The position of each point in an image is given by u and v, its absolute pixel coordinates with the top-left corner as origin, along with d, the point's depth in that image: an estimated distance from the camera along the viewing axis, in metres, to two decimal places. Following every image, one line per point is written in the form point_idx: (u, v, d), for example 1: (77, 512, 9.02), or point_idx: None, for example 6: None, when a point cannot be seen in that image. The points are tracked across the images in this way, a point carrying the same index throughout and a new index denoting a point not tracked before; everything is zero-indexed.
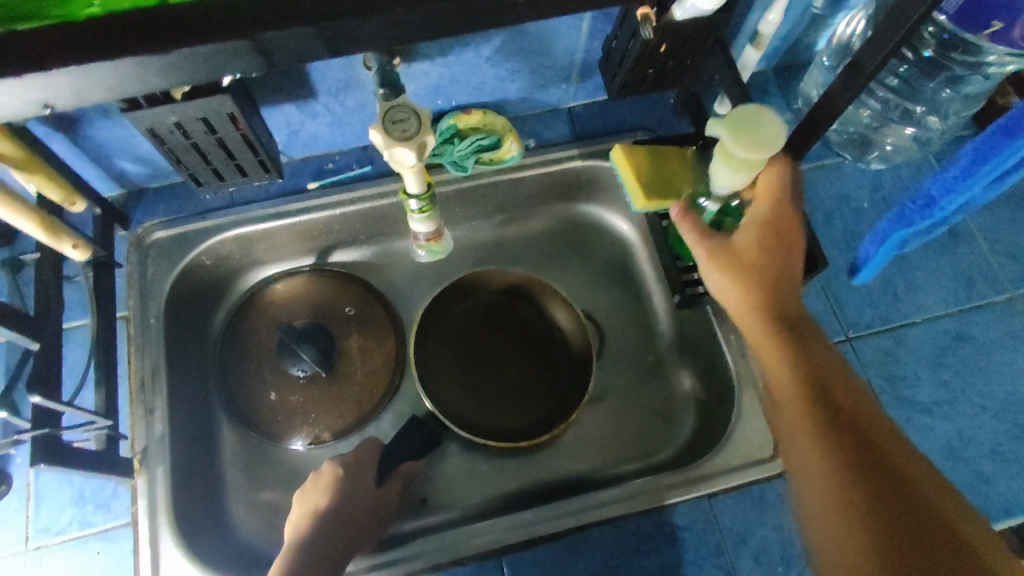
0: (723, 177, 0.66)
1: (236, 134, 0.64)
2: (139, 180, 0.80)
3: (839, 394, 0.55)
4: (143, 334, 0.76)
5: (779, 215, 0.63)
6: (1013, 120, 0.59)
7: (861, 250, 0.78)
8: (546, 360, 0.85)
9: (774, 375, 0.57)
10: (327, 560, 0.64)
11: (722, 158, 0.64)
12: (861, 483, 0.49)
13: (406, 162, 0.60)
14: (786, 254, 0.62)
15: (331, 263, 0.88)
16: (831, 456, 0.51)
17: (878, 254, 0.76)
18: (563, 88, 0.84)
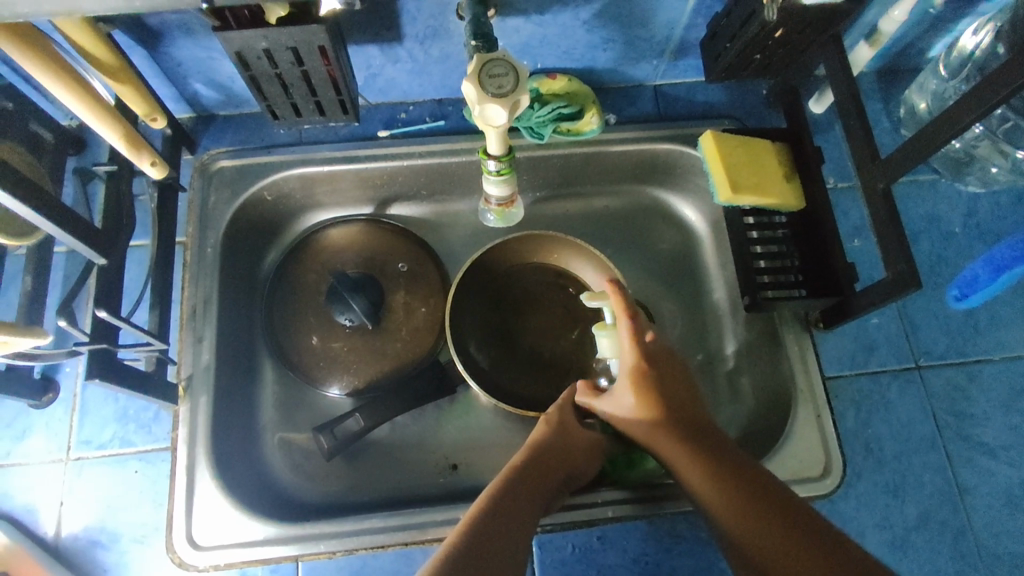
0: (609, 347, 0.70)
1: (322, 69, 0.62)
2: (210, 105, 0.79)
3: (742, 464, 0.59)
4: (199, 263, 0.75)
5: (652, 353, 0.65)
6: None
7: (966, 273, 0.71)
8: (580, 334, 0.83)
9: (687, 475, 0.60)
10: (500, 542, 0.54)
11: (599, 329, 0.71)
12: (776, 529, 0.54)
13: (495, 121, 0.57)
14: (672, 382, 0.64)
15: (388, 215, 0.87)
16: (746, 513, 0.56)
17: (991, 284, 0.69)
18: (654, 64, 0.79)
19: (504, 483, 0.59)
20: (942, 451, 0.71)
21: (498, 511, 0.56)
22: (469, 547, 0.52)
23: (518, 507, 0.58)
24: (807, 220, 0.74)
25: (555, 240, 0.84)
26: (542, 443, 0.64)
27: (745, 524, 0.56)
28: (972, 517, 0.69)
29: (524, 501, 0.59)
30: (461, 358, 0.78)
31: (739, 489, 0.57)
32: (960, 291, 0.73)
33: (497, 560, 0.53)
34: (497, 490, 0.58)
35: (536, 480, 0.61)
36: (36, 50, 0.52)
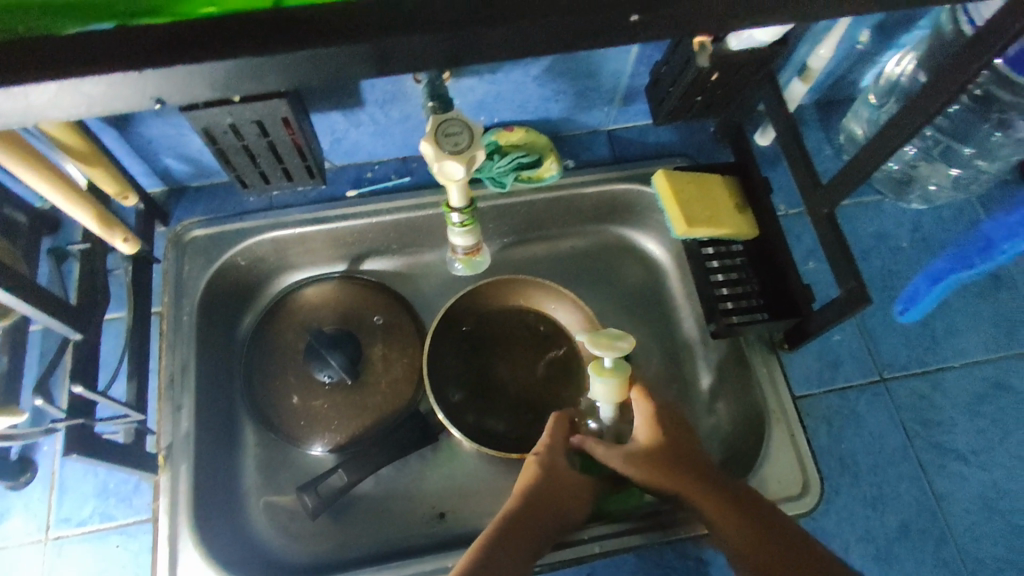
0: (603, 392, 0.69)
1: (287, 138, 0.64)
2: (181, 178, 0.81)
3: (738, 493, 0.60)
4: (176, 331, 0.76)
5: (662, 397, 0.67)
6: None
7: (908, 289, 0.80)
8: (557, 372, 0.85)
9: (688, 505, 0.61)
10: None
11: (595, 370, 0.69)
12: (777, 554, 0.55)
13: (454, 176, 0.59)
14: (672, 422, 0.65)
15: (361, 271, 0.89)
16: (749, 539, 0.57)
17: (930, 294, 0.78)
18: (605, 110, 0.84)
19: (499, 530, 0.59)
20: (914, 460, 0.73)
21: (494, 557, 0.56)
22: None
23: (513, 552, 0.58)
24: (762, 246, 0.77)
25: (525, 283, 0.87)
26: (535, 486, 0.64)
27: (748, 548, 0.57)
28: (951, 524, 0.71)
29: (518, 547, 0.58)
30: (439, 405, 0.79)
31: (737, 515, 0.58)
32: (902, 306, 0.79)
33: None
34: (491, 539, 0.58)
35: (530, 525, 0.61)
36: (10, 143, 0.55)
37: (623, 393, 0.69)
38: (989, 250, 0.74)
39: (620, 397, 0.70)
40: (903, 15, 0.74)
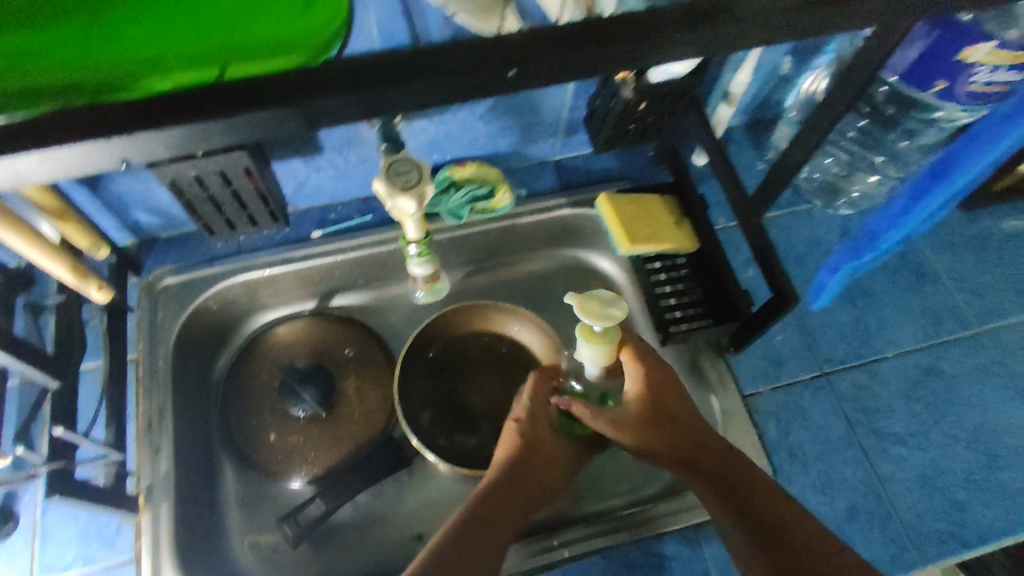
0: (591, 356, 0.69)
1: (249, 186, 0.69)
2: (152, 230, 0.85)
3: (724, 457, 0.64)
4: (153, 377, 0.79)
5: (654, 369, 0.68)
6: (938, 165, 0.65)
7: (816, 280, 0.83)
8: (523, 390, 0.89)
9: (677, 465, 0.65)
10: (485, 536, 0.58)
11: (584, 336, 0.68)
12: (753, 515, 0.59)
13: (407, 211, 0.64)
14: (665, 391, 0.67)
15: (331, 307, 0.93)
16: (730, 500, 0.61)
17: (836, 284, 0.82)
18: (550, 142, 0.90)
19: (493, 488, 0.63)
20: (858, 446, 0.78)
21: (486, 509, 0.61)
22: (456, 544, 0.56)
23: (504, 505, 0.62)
24: (703, 258, 0.83)
25: (488, 307, 0.91)
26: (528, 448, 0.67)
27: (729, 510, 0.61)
28: (896, 503, 0.75)
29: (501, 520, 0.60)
30: (411, 428, 0.83)
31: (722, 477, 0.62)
32: (813, 294, 0.84)
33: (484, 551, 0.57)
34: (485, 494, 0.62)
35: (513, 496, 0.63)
36: None
37: (611, 356, 0.69)
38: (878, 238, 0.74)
39: (607, 360, 0.70)
40: (811, 42, 0.81)
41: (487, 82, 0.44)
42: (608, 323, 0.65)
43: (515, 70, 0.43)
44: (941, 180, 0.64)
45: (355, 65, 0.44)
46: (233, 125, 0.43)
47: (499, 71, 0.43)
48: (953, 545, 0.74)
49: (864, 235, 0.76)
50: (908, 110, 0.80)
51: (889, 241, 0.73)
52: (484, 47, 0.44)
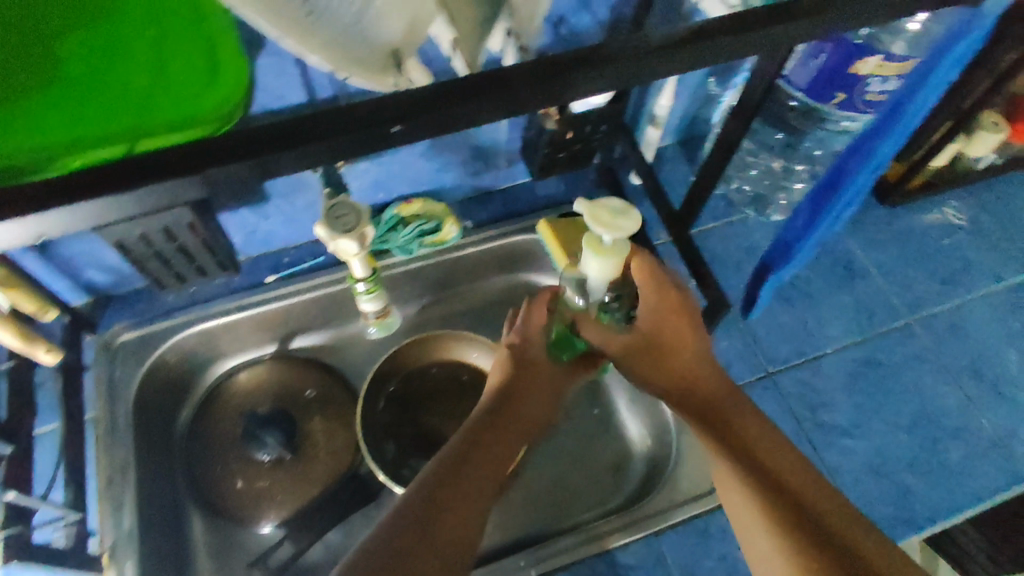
0: (599, 270, 0.64)
1: (195, 239, 0.71)
2: (106, 287, 0.86)
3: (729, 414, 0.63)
4: (112, 433, 0.78)
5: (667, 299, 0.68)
6: (831, 175, 0.68)
7: (748, 293, 0.86)
8: None
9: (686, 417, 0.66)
10: (483, 453, 0.58)
11: (592, 249, 0.62)
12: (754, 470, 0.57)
13: (349, 250, 0.67)
14: (674, 328, 0.68)
15: (291, 349, 0.94)
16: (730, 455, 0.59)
17: (762, 296, 0.84)
18: (493, 173, 0.94)
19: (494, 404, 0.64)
20: (806, 441, 0.81)
21: (488, 428, 0.61)
22: (455, 455, 0.57)
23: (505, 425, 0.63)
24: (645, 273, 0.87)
25: (446, 337, 0.94)
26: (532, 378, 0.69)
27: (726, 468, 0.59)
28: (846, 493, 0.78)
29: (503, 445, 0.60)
30: (377, 463, 0.83)
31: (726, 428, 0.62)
32: (744, 308, 0.88)
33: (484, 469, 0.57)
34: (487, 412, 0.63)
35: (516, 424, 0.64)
36: None
37: (619, 268, 0.65)
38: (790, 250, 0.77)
39: (615, 272, 0.65)
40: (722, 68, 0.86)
41: (373, 143, 0.43)
42: (618, 234, 0.60)
43: (400, 128, 0.43)
44: (837, 192, 0.68)
45: (247, 136, 0.43)
46: (148, 195, 0.42)
47: (383, 127, 0.42)
48: (903, 528, 0.77)
49: (781, 248, 0.79)
50: (812, 121, 0.86)
51: (805, 252, 0.76)
52: (379, 101, 0.43)
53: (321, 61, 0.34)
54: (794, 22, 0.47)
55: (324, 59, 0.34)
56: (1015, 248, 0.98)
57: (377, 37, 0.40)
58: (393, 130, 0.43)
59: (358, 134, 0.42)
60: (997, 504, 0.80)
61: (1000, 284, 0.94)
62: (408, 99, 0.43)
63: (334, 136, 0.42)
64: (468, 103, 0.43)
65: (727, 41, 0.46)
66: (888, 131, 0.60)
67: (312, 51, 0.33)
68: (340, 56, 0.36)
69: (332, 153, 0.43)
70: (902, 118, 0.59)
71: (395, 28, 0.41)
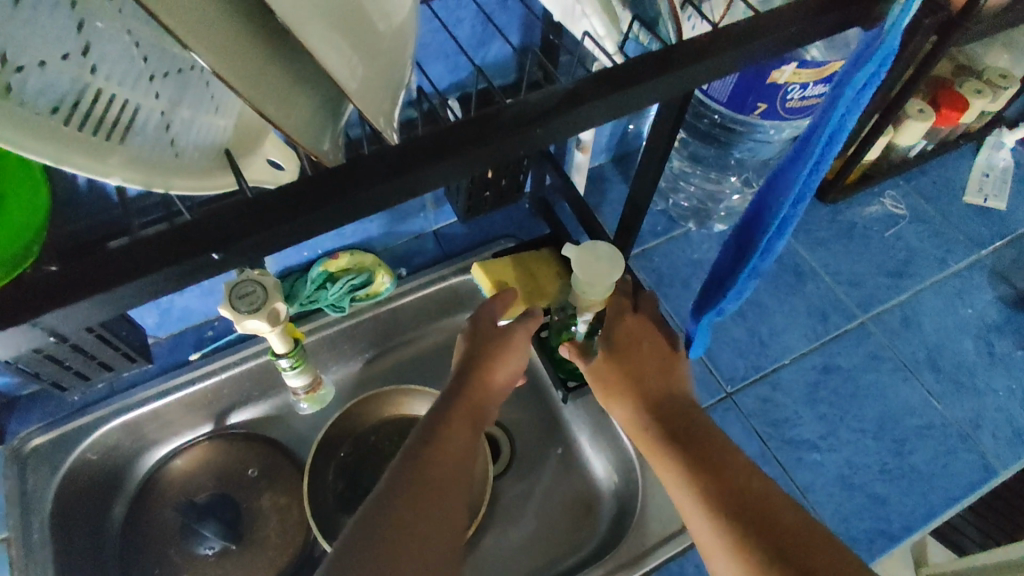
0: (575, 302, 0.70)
1: (89, 335, 0.65)
2: (12, 389, 0.80)
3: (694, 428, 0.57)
4: (27, 555, 0.71)
5: (620, 308, 0.69)
6: (754, 211, 0.62)
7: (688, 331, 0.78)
8: None
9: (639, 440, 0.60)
10: (434, 458, 0.55)
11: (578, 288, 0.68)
12: (717, 494, 0.51)
13: (261, 329, 0.62)
14: (634, 336, 0.66)
15: (228, 427, 0.88)
16: (692, 481, 0.53)
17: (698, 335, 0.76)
18: (422, 216, 0.90)
19: (444, 402, 0.61)
20: (775, 461, 0.78)
21: (436, 429, 0.58)
22: (404, 466, 0.54)
23: (455, 422, 0.59)
24: None
25: (393, 392, 0.88)
26: (484, 364, 0.64)
27: (689, 496, 0.53)
28: (821, 512, 0.75)
29: (445, 458, 0.56)
30: (330, 544, 0.77)
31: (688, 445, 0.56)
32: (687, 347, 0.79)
33: (436, 475, 0.54)
34: (438, 413, 0.60)
35: (466, 412, 0.61)
36: None
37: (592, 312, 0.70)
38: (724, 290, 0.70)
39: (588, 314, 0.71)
40: None
41: (190, 270, 0.37)
42: (591, 282, 0.65)
43: (219, 255, 0.37)
44: (762, 227, 0.62)
45: (109, 257, 0.36)
46: None
47: (199, 256, 0.36)
48: (882, 542, 0.74)
49: (712, 287, 0.72)
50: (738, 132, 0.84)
51: (740, 293, 0.69)
52: (234, 210, 0.37)
53: (126, 181, 0.34)
54: (703, 54, 0.43)
55: (129, 180, 0.34)
56: (957, 232, 0.97)
57: (198, 140, 0.40)
58: (212, 257, 0.36)
59: (177, 260, 0.36)
60: (973, 501, 0.77)
61: (947, 271, 0.94)
62: (262, 203, 0.38)
63: (153, 270, 0.36)
64: (330, 198, 0.38)
65: (630, 71, 0.42)
66: (803, 160, 0.55)
67: (108, 175, 0.33)
68: (152, 169, 0.36)
69: (173, 278, 0.37)
70: (813, 146, 0.53)
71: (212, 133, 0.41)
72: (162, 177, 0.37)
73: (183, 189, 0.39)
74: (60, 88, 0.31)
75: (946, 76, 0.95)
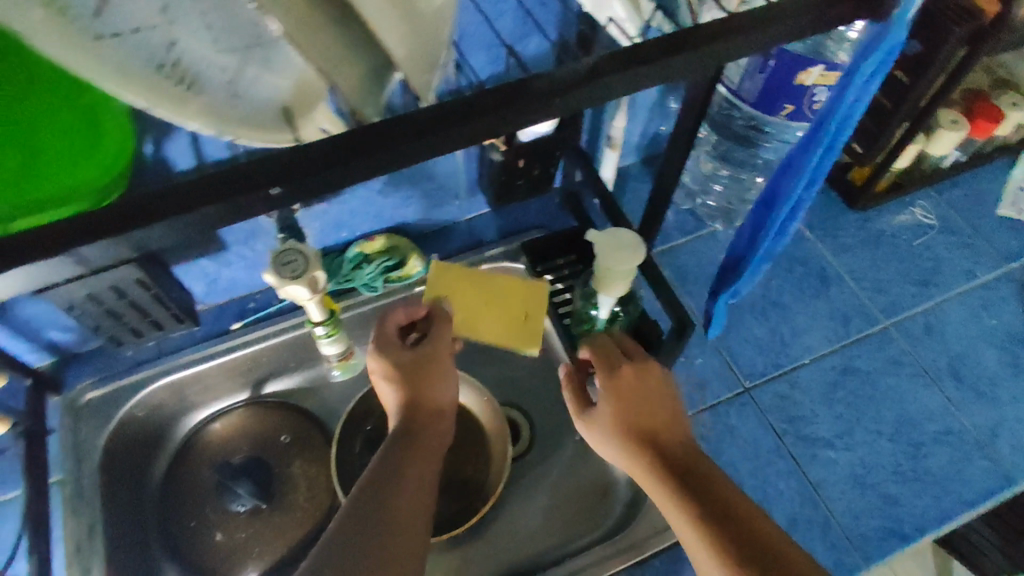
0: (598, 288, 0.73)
1: (147, 295, 0.70)
2: (69, 346, 0.86)
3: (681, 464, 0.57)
4: (77, 498, 0.77)
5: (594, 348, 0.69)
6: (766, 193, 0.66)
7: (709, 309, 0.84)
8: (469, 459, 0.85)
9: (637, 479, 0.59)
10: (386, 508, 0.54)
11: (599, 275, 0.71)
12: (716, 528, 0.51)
13: (301, 296, 0.67)
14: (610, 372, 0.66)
15: (263, 395, 0.93)
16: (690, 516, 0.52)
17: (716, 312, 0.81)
18: (455, 204, 0.94)
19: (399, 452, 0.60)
20: (788, 455, 0.79)
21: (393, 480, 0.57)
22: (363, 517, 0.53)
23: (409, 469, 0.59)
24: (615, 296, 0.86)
25: None
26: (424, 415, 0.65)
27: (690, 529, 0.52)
28: (833, 508, 0.76)
29: (397, 501, 0.55)
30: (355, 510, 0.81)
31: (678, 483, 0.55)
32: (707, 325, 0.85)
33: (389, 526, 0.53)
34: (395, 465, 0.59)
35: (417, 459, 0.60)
36: None
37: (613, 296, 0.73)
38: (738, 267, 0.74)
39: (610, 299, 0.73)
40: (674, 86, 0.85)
41: (250, 203, 0.42)
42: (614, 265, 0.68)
43: (279, 190, 0.42)
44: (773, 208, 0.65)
45: (173, 186, 0.41)
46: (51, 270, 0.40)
47: (260, 189, 0.41)
48: (893, 541, 0.75)
49: (729, 266, 0.76)
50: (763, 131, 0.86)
51: (754, 267, 0.73)
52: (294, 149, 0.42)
53: (200, 128, 0.38)
54: (724, 42, 0.46)
55: (203, 127, 0.38)
56: (987, 244, 0.97)
57: (262, 96, 0.40)
58: (272, 190, 0.41)
59: (241, 194, 0.41)
60: (989, 508, 0.78)
61: (974, 282, 0.93)
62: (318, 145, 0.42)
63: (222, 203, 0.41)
64: (372, 150, 0.42)
65: (654, 59, 0.45)
66: (813, 146, 0.58)
67: (184, 121, 0.37)
68: (225, 120, 0.39)
69: (231, 213, 0.42)
70: (824, 132, 0.56)
71: (282, 87, 0.40)
72: (235, 126, 0.39)
73: (254, 141, 0.41)
74: (143, 45, 0.34)
75: (981, 87, 0.96)
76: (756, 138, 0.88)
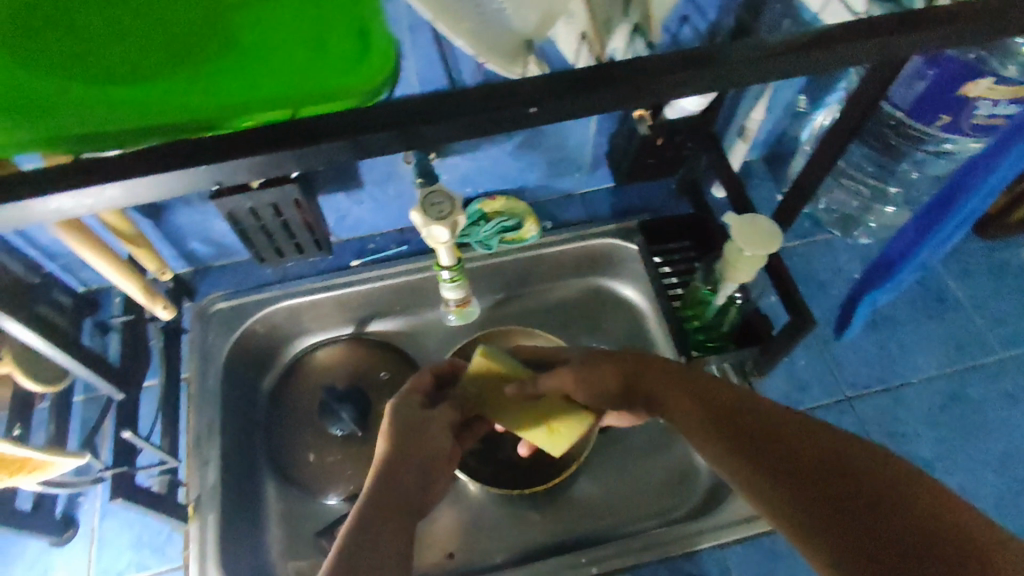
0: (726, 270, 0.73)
1: (298, 216, 0.75)
2: (205, 259, 0.94)
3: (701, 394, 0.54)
4: (201, 396, 0.84)
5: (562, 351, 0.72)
6: (942, 194, 0.67)
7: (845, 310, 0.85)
8: None
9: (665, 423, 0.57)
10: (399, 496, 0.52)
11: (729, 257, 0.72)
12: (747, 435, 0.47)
13: (440, 237, 0.70)
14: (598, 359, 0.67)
15: (367, 332, 0.97)
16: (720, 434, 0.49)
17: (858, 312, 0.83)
18: (576, 176, 0.96)
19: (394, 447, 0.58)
20: None
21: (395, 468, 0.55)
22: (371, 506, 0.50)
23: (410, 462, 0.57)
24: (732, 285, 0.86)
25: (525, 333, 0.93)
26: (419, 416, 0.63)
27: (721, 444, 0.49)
28: None
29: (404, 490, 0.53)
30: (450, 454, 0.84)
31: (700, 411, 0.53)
32: (839, 325, 0.87)
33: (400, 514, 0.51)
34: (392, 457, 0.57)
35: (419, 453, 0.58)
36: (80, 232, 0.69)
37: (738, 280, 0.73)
38: (892, 269, 0.77)
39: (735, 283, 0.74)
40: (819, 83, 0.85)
41: (510, 120, 0.42)
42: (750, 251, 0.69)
43: (536, 109, 0.42)
44: (948, 213, 0.67)
45: (430, 98, 0.43)
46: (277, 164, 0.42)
47: (522, 107, 0.42)
48: None
49: (882, 265, 0.78)
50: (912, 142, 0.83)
51: (910, 266, 0.75)
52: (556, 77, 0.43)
53: (464, 45, 0.41)
54: (934, 28, 0.45)
55: (467, 44, 0.41)
56: None
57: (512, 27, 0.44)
58: (529, 109, 0.42)
59: (499, 110, 0.42)
60: None
61: None
62: (574, 74, 0.43)
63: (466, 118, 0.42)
64: (612, 82, 0.43)
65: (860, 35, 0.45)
66: (1010, 147, 0.59)
67: (455, 35, 0.41)
68: (481, 44, 0.43)
69: (449, 134, 0.43)
70: None
71: (532, 20, 0.45)
72: (484, 48, 0.43)
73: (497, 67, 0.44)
74: None
75: None
76: (901, 149, 0.86)
